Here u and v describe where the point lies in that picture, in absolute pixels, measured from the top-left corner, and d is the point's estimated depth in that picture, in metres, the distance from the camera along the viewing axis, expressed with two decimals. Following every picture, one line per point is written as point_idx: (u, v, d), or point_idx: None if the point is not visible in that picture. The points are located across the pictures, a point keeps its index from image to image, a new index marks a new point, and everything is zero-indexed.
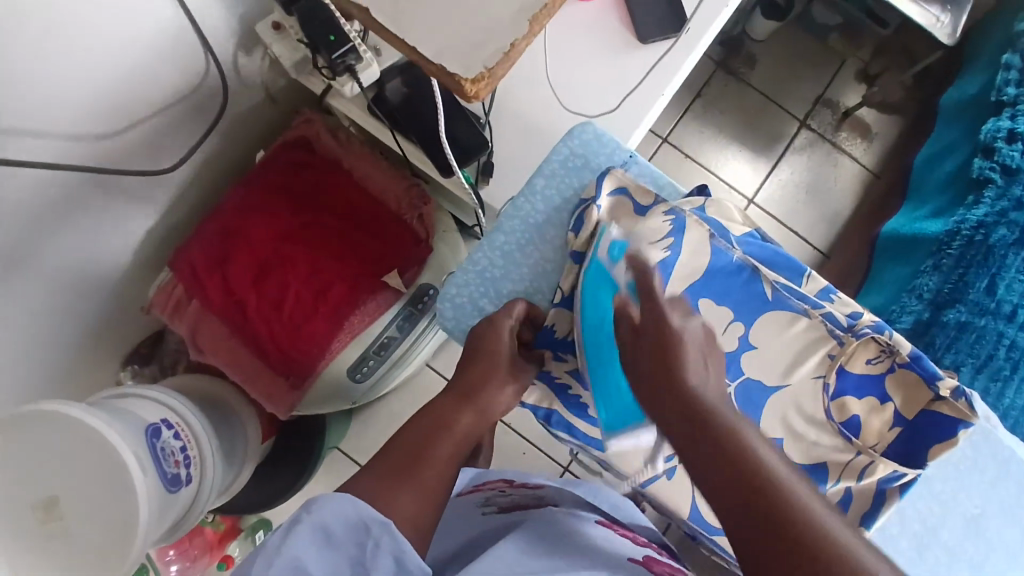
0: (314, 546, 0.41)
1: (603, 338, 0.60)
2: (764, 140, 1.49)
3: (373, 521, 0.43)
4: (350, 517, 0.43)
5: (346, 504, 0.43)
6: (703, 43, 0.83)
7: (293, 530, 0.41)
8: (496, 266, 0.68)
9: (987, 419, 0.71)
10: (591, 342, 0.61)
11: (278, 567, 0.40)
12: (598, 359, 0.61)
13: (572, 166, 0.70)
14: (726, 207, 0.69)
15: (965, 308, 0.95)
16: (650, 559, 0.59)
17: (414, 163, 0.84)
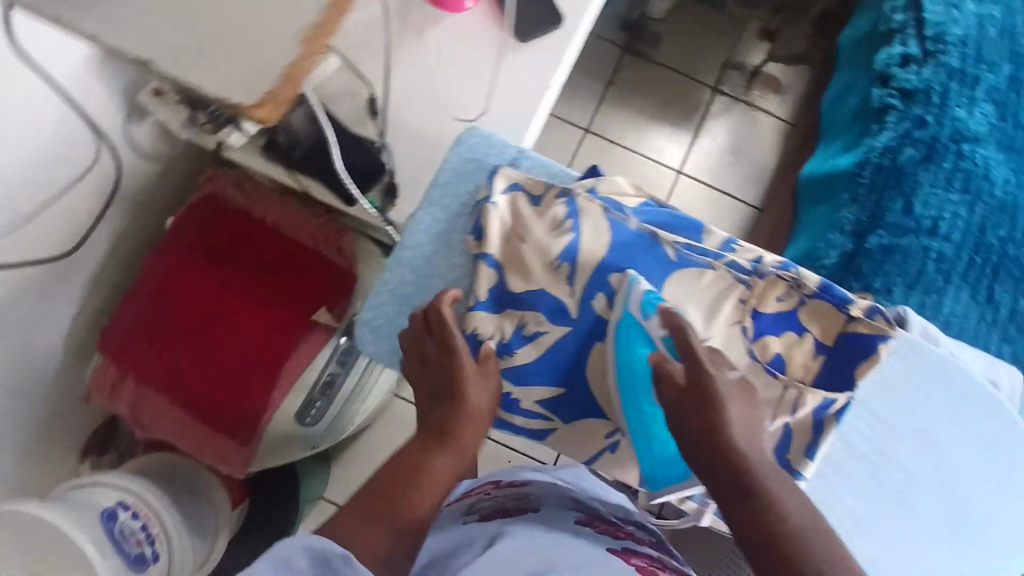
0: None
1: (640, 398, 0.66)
2: (682, 112, 1.52)
3: (335, 555, 0.44)
4: (313, 551, 0.44)
5: (312, 539, 0.44)
6: (581, 29, 0.85)
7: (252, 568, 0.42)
8: (409, 282, 0.69)
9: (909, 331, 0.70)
10: (628, 396, 0.67)
11: None
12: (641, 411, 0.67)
13: (464, 171, 0.72)
14: (617, 183, 0.73)
15: (886, 231, 0.98)
16: (628, 550, 0.65)
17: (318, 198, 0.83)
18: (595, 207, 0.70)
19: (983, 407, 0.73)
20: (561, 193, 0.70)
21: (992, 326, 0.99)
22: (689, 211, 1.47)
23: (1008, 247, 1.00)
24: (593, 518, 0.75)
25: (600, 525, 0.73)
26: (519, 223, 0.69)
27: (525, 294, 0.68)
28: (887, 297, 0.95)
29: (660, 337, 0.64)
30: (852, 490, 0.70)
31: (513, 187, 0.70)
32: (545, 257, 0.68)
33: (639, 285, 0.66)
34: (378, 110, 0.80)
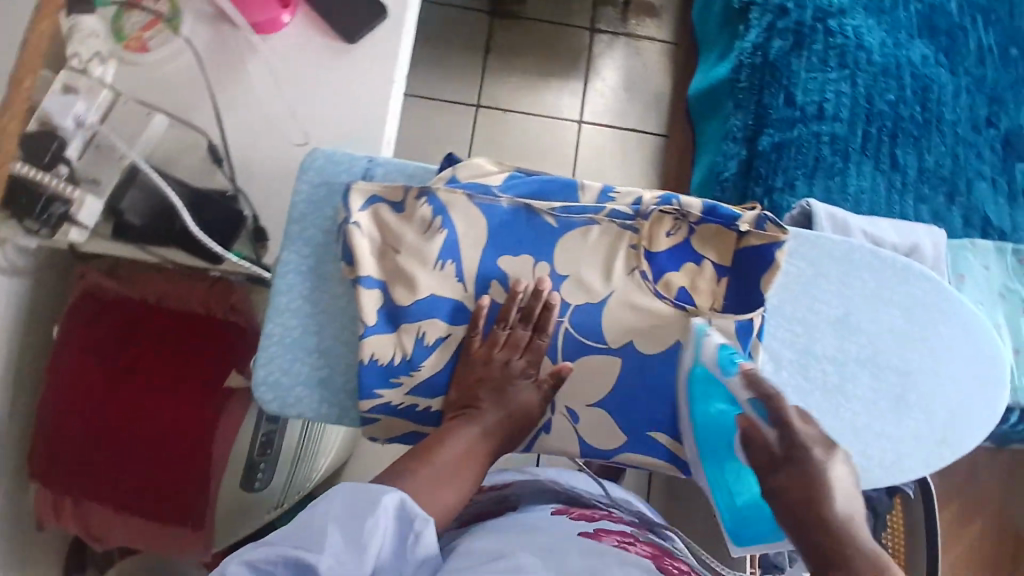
0: (369, 524, 0.50)
1: (720, 452, 0.66)
2: (567, 61, 1.49)
3: (418, 516, 0.52)
4: (398, 507, 0.52)
5: (397, 496, 0.53)
6: (410, 19, 0.82)
7: (353, 509, 0.50)
8: (294, 326, 0.66)
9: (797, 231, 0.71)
10: (709, 447, 0.66)
11: (337, 521, 0.50)
12: (718, 462, 0.66)
13: (316, 197, 0.68)
14: (476, 164, 0.70)
15: (775, 129, 0.97)
16: (601, 530, 0.68)
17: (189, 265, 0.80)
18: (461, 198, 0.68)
19: (895, 274, 0.73)
20: (421, 192, 0.68)
21: (904, 190, 0.98)
22: (601, 157, 1.45)
23: (900, 108, 0.99)
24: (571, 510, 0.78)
25: (577, 513, 0.75)
26: (389, 236, 0.67)
27: (415, 304, 0.66)
28: (791, 193, 0.95)
29: (745, 401, 0.60)
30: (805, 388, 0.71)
31: (372, 200, 0.67)
32: (423, 262, 0.67)
33: (710, 336, 0.67)
34: (222, 157, 0.76)
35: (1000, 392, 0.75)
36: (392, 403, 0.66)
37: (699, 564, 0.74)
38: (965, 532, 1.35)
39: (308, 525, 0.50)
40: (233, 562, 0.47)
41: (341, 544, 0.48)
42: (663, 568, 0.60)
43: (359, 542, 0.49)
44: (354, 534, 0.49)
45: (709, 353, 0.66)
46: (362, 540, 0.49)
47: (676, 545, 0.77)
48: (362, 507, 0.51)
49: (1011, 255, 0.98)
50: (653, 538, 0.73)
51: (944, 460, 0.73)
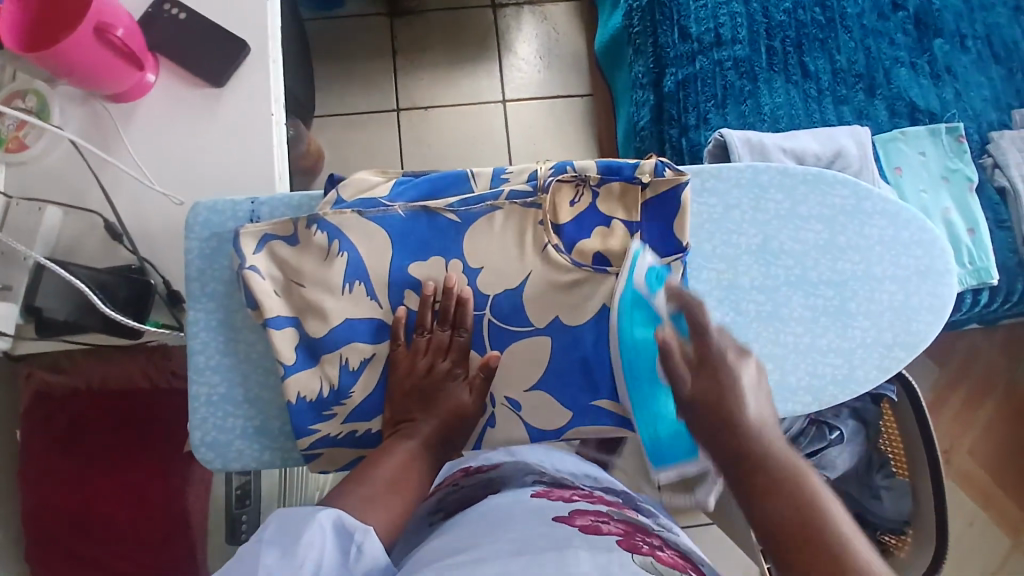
0: (306, 534, 0.49)
1: (641, 369, 0.66)
2: (476, 43, 1.46)
3: (355, 527, 0.51)
4: (335, 521, 0.51)
5: (333, 513, 0.52)
6: (273, 49, 0.81)
7: (288, 527, 0.49)
8: (218, 382, 0.65)
9: (698, 169, 0.69)
10: (634, 376, 0.66)
11: (272, 540, 0.48)
12: (644, 395, 0.66)
13: (211, 252, 0.67)
14: (360, 179, 0.68)
15: (677, 67, 0.94)
16: (576, 512, 0.64)
17: (112, 343, 0.80)
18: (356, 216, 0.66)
19: (808, 185, 0.70)
20: (310, 220, 0.66)
21: (821, 97, 0.95)
22: (533, 131, 1.43)
23: (799, 14, 0.97)
24: (550, 490, 0.72)
25: (557, 494, 0.70)
26: (291, 271, 0.65)
27: (331, 333, 0.65)
28: (707, 127, 0.92)
29: (668, 315, 0.64)
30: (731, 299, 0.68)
31: (265, 240, 0.66)
32: (329, 289, 0.65)
33: (644, 259, 0.66)
34: (121, 232, 0.76)
35: (948, 281, 0.72)
36: (331, 434, 0.65)
37: (681, 541, 0.70)
38: (973, 416, 1.35)
39: (242, 558, 0.47)
40: None
41: (278, 562, 0.46)
42: (630, 545, 0.57)
43: (296, 556, 0.47)
44: (290, 551, 0.47)
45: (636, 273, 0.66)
46: (300, 556, 0.47)
47: (656, 524, 0.73)
48: (296, 527, 0.49)
49: (946, 134, 0.96)
50: (632, 517, 0.70)
51: (903, 361, 0.69)
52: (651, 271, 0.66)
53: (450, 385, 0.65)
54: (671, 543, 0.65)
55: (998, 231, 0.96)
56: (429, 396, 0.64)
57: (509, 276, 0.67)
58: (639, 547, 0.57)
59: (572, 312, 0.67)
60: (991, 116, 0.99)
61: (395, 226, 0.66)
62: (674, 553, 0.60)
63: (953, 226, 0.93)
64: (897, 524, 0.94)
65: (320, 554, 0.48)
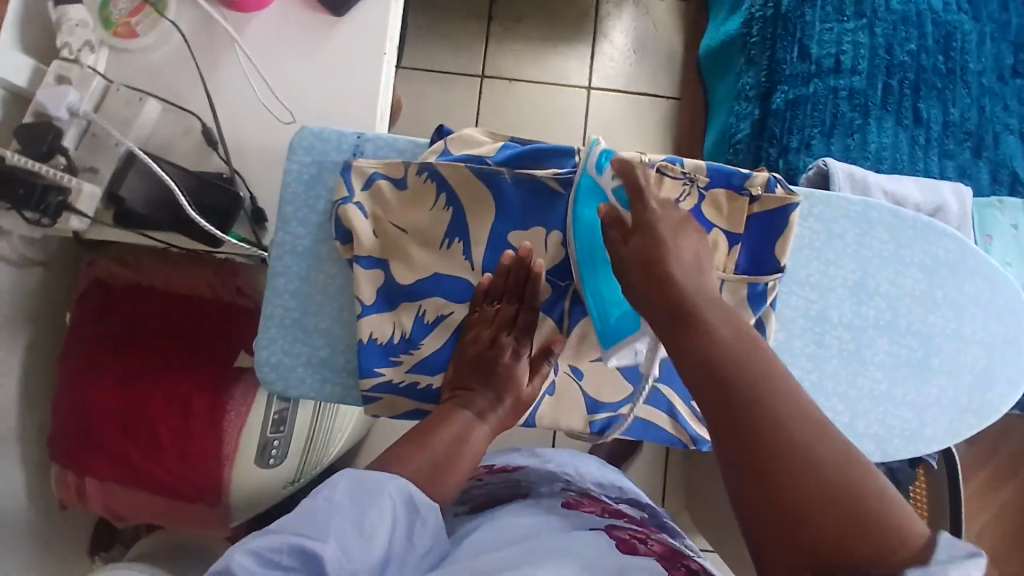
0: (376, 511, 0.48)
1: (596, 245, 0.61)
2: (572, 23, 1.44)
3: (424, 504, 0.51)
4: (404, 495, 0.50)
5: (402, 486, 0.50)
6: None
7: (357, 496, 0.48)
8: (292, 306, 0.64)
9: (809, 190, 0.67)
10: (589, 259, 0.62)
11: (340, 506, 0.47)
12: (596, 276, 0.62)
13: (309, 178, 0.65)
14: (469, 137, 0.67)
15: (789, 86, 0.93)
16: (612, 524, 0.67)
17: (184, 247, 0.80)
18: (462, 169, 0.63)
19: (915, 232, 0.68)
20: (422, 167, 0.64)
21: (927, 146, 0.93)
22: (611, 123, 1.41)
23: (921, 59, 0.94)
24: (582, 499, 0.75)
25: (588, 504, 0.73)
26: (391, 213, 0.63)
27: (418, 283, 0.63)
28: (808, 153, 0.90)
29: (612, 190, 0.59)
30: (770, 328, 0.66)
31: (374, 178, 0.63)
32: (429, 242, 0.63)
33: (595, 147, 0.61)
34: (217, 141, 0.76)
35: None
36: (393, 380, 0.63)
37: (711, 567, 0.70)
38: (993, 495, 1.33)
39: (310, 516, 0.46)
40: (238, 553, 0.43)
41: (348, 531, 0.46)
42: (670, 565, 0.59)
43: (367, 529, 0.46)
44: (359, 524, 0.46)
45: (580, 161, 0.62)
46: (367, 529, 0.46)
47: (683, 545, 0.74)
48: (366, 495, 0.48)
49: None
50: (664, 538, 0.70)
51: (972, 429, 0.68)
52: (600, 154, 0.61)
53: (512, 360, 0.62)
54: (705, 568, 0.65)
55: None
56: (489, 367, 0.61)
57: None
58: (678, 570, 0.58)
59: None
60: None
61: (497, 190, 0.64)
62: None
63: None
64: None
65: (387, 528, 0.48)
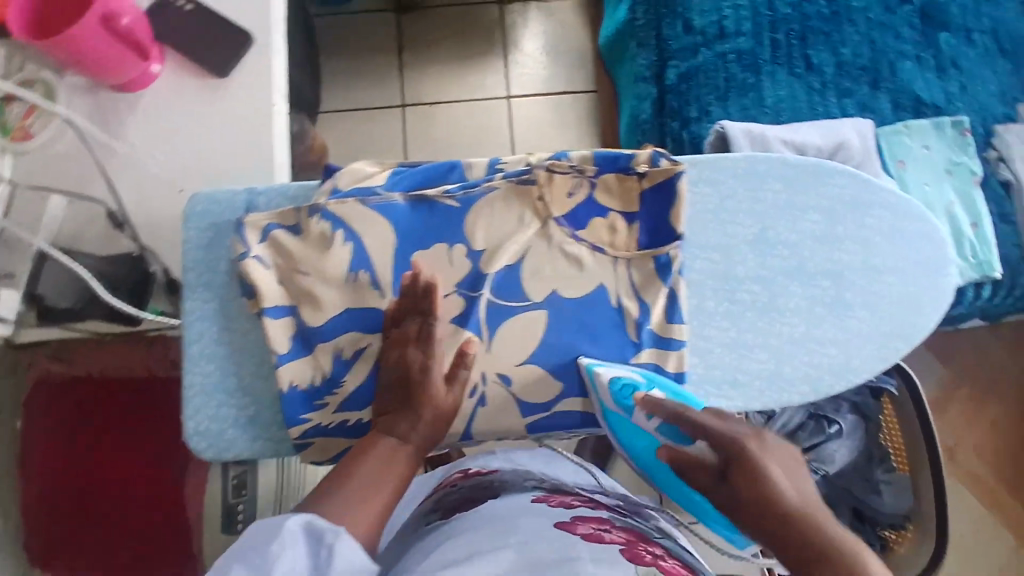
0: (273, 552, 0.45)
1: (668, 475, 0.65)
2: (481, 37, 1.46)
3: (326, 530, 0.47)
4: (306, 529, 0.48)
5: (302, 521, 0.48)
6: (278, 41, 0.82)
7: (253, 541, 0.46)
8: (212, 370, 0.65)
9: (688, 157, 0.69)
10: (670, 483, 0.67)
11: (239, 557, 0.46)
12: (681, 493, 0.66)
13: (208, 241, 0.67)
14: (356, 169, 0.66)
15: (679, 59, 0.95)
16: (577, 519, 0.67)
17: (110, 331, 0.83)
18: (352, 204, 0.64)
19: (807, 175, 0.69)
20: (312, 209, 0.64)
21: (824, 90, 0.95)
22: (538, 127, 1.43)
23: (803, 8, 0.97)
24: (552, 496, 0.75)
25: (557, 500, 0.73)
26: (292, 259, 0.64)
27: (329, 322, 0.64)
28: (708, 120, 0.93)
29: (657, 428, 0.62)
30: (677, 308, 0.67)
31: (269, 230, 0.64)
32: (330, 279, 0.64)
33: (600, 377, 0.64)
34: (123, 222, 0.78)
35: (943, 269, 0.71)
36: (322, 423, 0.64)
37: (681, 549, 0.72)
38: (978, 414, 1.36)
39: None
40: None
41: None
42: (633, 555, 0.60)
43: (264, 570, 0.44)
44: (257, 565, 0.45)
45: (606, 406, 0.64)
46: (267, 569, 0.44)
47: (653, 527, 0.75)
48: (266, 537, 0.46)
49: (950, 128, 0.96)
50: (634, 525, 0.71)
51: (901, 352, 0.69)
52: (615, 389, 0.64)
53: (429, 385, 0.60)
54: (671, 551, 0.67)
55: (1003, 224, 0.96)
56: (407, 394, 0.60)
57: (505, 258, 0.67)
58: (642, 558, 0.60)
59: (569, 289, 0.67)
60: (998, 110, 0.99)
61: (390, 215, 0.65)
62: (675, 561, 0.64)
63: (957, 220, 0.93)
64: (898, 519, 0.95)
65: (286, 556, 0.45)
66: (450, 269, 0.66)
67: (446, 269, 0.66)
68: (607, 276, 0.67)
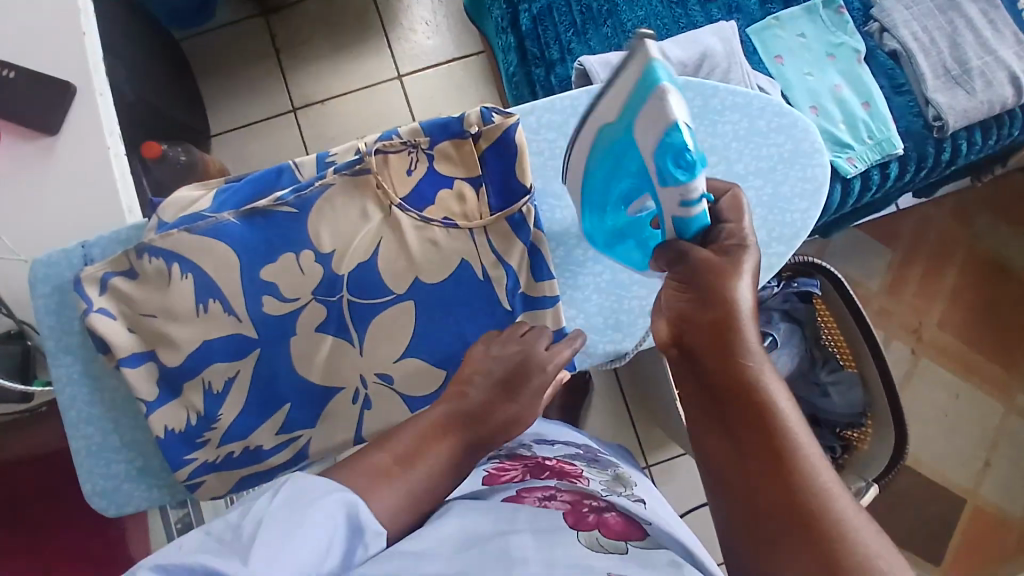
0: (312, 526, 0.43)
1: (613, 180, 0.58)
2: (358, 22, 1.41)
3: (367, 525, 0.46)
4: (344, 513, 0.46)
5: (342, 501, 0.46)
6: (98, 81, 0.78)
7: (282, 508, 0.43)
8: (92, 432, 0.64)
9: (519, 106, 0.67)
10: (603, 181, 0.59)
11: (268, 520, 0.42)
12: (600, 193, 0.61)
13: (56, 303, 0.65)
14: (180, 198, 0.64)
15: (529, 2, 0.90)
16: (523, 490, 0.57)
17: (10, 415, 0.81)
18: (182, 236, 0.61)
19: None
20: (139, 249, 0.61)
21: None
22: (436, 100, 1.39)
23: None
24: (504, 467, 0.64)
25: (508, 472, 0.63)
26: (139, 304, 0.62)
27: (190, 359, 0.62)
28: (572, 59, 0.89)
29: (673, 200, 0.51)
30: (607, 261, 0.67)
31: (105, 280, 0.62)
32: (183, 315, 0.62)
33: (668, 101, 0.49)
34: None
35: (817, 158, 0.69)
36: (209, 460, 0.63)
37: (643, 498, 0.62)
38: (935, 289, 1.35)
39: (239, 528, 0.42)
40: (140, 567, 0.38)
41: (280, 539, 0.41)
42: (576, 518, 0.51)
43: (300, 540, 0.41)
44: (293, 533, 0.41)
45: (649, 146, 0.50)
46: (306, 540, 0.42)
47: (607, 480, 0.64)
48: (305, 503, 0.44)
49: (823, 9, 0.91)
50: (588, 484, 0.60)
51: (782, 257, 0.68)
52: (671, 138, 0.49)
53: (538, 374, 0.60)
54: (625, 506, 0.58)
55: (898, 96, 0.91)
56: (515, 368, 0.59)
57: (357, 252, 0.64)
58: (585, 520, 0.51)
59: (432, 270, 0.64)
60: None
61: (226, 237, 0.62)
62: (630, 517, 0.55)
63: (848, 103, 0.88)
64: (853, 416, 0.95)
65: (326, 517, 0.44)
66: (303, 279, 0.63)
67: (300, 278, 0.63)
68: (467, 248, 0.65)
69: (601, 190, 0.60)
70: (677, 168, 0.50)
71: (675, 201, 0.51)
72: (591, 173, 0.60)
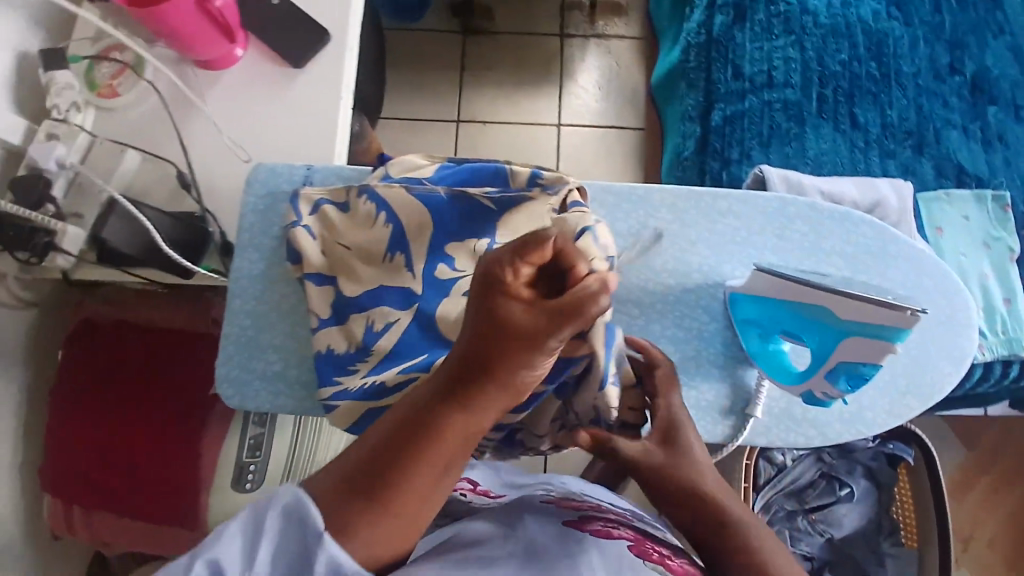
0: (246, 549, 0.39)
1: (800, 317, 0.64)
2: (540, 67, 1.53)
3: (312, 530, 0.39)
4: (286, 521, 0.40)
5: (281, 512, 0.40)
6: (352, 41, 0.89)
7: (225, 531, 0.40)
8: (248, 325, 0.70)
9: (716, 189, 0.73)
10: (789, 307, 0.65)
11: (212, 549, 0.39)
12: (776, 307, 0.66)
13: (265, 207, 0.72)
14: (408, 161, 0.72)
15: (725, 103, 0.99)
16: (583, 519, 0.60)
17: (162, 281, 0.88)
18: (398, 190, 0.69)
19: (833, 223, 0.73)
20: (361, 189, 0.69)
21: (867, 148, 0.97)
22: (584, 157, 1.48)
23: (853, 67, 1.00)
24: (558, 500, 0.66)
25: (565, 505, 0.65)
26: (339, 231, 0.69)
27: (362, 295, 0.67)
28: (748, 163, 0.95)
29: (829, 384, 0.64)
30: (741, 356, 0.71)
31: (320, 204, 0.70)
32: (374, 254, 0.68)
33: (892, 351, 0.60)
34: (189, 183, 0.84)
35: (968, 333, 0.72)
36: (351, 389, 0.65)
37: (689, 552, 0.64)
38: (999, 504, 1.32)
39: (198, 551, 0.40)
40: None
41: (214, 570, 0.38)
42: (640, 551, 0.54)
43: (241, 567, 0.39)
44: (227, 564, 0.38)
45: (848, 356, 0.62)
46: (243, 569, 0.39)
47: (663, 531, 0.67)
48: (244, 527, 0.40)
49: (992, 201, 0.96)
50: (639, 524, 0.64)
51: (914, 409, 0.70)
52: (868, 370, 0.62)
53: (531, 348, 0.41)
54: (679, 551, 0.59)
55: None
56: (493, 352, 0.42)
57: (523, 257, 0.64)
58: (650, 556, 0.53)
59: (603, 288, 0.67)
60: None
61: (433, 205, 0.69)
62: (686, 561, 0.56)
63: (989, 294, 0.92)
64: None
65: (262, 538, 0.39)
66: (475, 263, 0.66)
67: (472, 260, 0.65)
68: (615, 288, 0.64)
69: (771, 307, 0.66)
70: (845, 384, 0.63)
71: (823, 387, 0.64)
72: (776, 297, 0.65)
